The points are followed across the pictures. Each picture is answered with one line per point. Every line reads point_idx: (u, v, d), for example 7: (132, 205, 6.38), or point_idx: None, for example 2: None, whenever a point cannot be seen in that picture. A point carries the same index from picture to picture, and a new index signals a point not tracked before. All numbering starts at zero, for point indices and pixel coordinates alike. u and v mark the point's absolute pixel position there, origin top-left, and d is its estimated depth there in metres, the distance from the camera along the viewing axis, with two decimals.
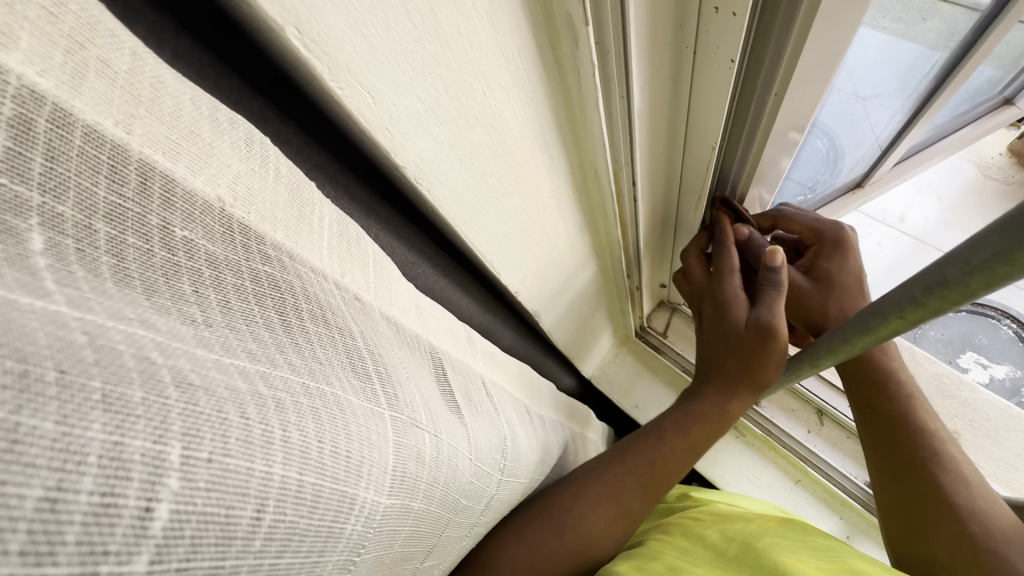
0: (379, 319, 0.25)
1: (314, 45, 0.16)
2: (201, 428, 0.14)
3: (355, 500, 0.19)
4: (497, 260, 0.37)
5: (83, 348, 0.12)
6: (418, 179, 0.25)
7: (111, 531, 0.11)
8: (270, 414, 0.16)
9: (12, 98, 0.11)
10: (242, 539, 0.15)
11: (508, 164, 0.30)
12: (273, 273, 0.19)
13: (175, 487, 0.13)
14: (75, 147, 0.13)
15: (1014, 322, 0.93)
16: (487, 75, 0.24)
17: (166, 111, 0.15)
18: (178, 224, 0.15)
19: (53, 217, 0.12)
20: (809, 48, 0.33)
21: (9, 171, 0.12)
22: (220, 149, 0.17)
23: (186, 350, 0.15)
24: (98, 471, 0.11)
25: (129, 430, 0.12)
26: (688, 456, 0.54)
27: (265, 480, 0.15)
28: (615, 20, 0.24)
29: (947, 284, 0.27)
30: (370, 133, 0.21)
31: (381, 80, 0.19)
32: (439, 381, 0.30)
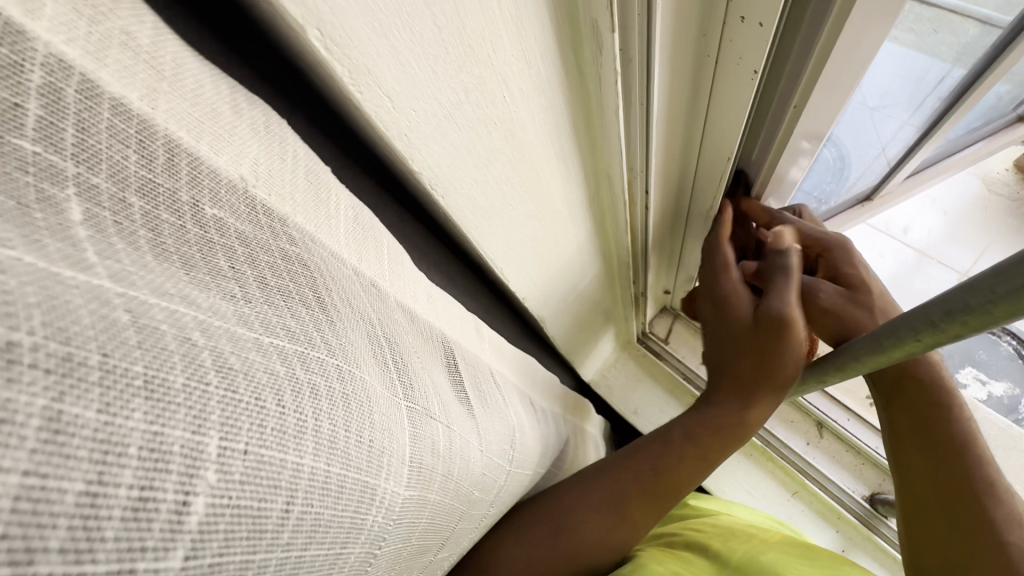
0: (393, 306, 0.24)
1: (336, 48, 0.16)
2: (239, 419, 0.13)
3: (375, 492, 0.18)
4: (507, 266, 0.36)
5: (126, 328, 0.11)
6: (433, 184, 0.24)
7: (148, 528, 0.11)
8: (304, 400, 0.15)
9: (41, 67, 0.11)
10: (271, 533, 0.14)
11: (525, 169, 0.29)
12: (300, 253, 0.18)
13: (211, 480, 0.12)
14: (104, 120, 0.12)
15: (1013, 339, 0.92)
16: (509, 80, 0.23)
17: (190, 91, 0.15)
18: (207, 201, 0.15)
19: (88, 189, 0.12)
20: (838, 54, 0.32)
21: (43, 141, 0.11)
22: (240, 131, 0.17)
23: (227, 329, 0.14)
24: (138, 463, 0.11)
25: (169, 420, 0.11)
26: (699, 467, 0.50)
27: (297, 471, 0.15)
28: (640, 27, 0.24)
29: (971, 312, 0.27)
30: (385, 138, 0.20)
31: (400, 84, 0.19)
32: (450, 372, 0.29)
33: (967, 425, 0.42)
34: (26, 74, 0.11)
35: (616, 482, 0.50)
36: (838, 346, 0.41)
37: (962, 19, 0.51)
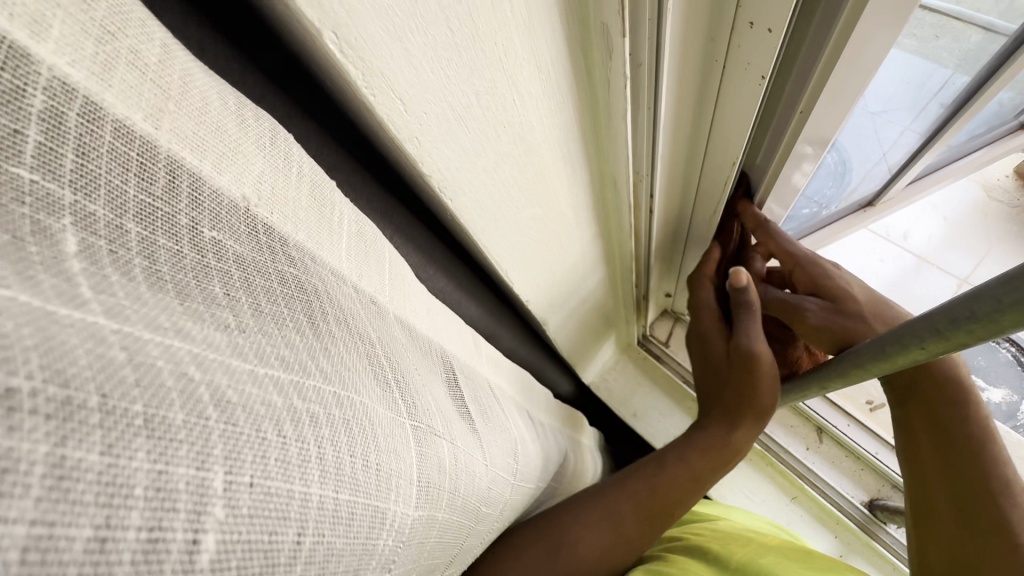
0: (392, 323, 0.24)
1: (351, 50, 0.16)
2: (242, 451, 0.13)
3: (386, 515, 0.18)
4: (512, 270, 0.36)
5: (123, 367, 0.11)
6: (441, 187, 0.24)
7: (159, 570, 0.11)
8: (307, 430, 0.15)
9: (44, 90, 0.11)
10: (284, 566, 0.14)
11: (532, 172, 0.29)
12: (298, 275, 0.18)
13: (220, 516, 0.12)
14: (105, 143, 0.12)
15: (1013, 345, 0.91)
16: (519, 84, 0.23)
17: (196, 107, 0.14)
18: (206, 224, 0.15)
19: (85, 217, 0.12)
20: (843, 60, 0.32)
21: (41, 168, 0.11)
22: (246, 149, 0.16)
23: (222, 363, 0.14)
24: (144, 504, 0.10)
25: (172, 458, 0.11)
26: (691, 487, 0.52)
27: (305, 502, 0.15)
28: (651, 27, 0.23)
29: (979, 321, 0.27)
30: (398, 140, 0.20)
31: (413, 88, 0.19)
32: (450, 386, 0.29)
33: (983, 424, 0.42)
34: (27, 100, 0.10)
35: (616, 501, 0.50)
36: (840, 353, 0.40)
37: (964, 25, 0.52)
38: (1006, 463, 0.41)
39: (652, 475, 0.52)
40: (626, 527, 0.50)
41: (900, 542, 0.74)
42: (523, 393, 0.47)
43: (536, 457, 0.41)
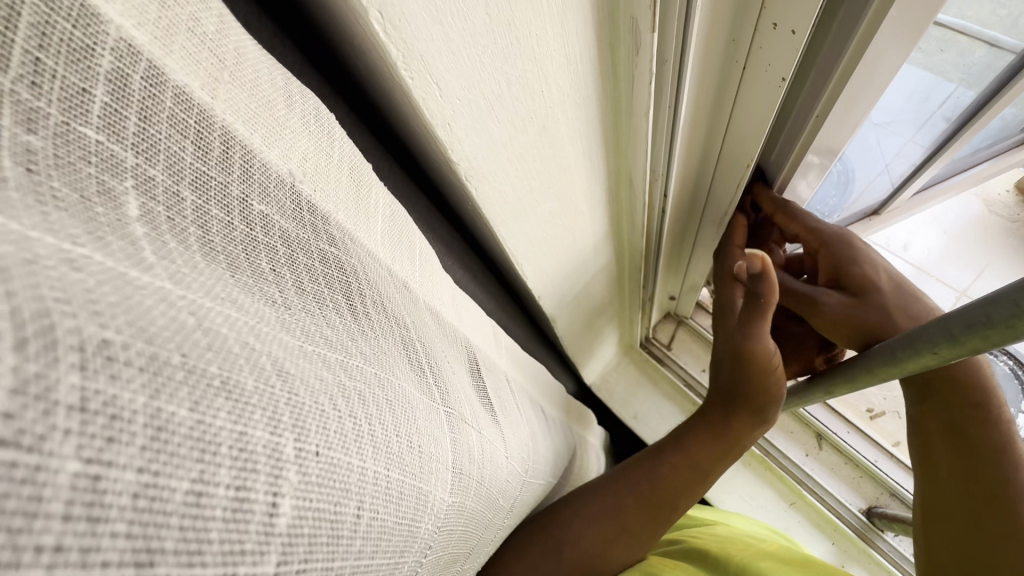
0: (423, 310, 0.25)
1: (393, 31, 0.16)
2: (307, 420, 0.13)
3: (427, 498, 0.19)
4: (527, 264, 0.37)
5: (195, 331, 0.11)
6: (467, 176, 0.24)
7: (246, 530, 0.11)
8: (355, 406, 0.16)
9: (112, 51, 0.11)
10: (347, 539, 0.14)
11: (555, 168, 0.30)
12: (338, 255, 0.18)
13: (294, 481, 0.12)
14: (166, 109, 0.12)
15: (1009, 358, 0.93)
16: (548, 76, 0.23)
17: (246, 78, 0.15)
18: (255, 198, 0.15)
19: (145, 181, 0.12)
20: (861, 67, 0.32)
21: (106, 129, 0.11)
22: (291, 125, 0.16)
23: (275, 334, 0.14)
24: (231, 463, 0.11)
25: (250, 421, 0.12)
26: (693, 479, 0.51)
27: (360, 478, 0.15)
28: (681, 16, 0.23)
29: (994, 326, 0.27)
30: (429, 125, 0.20)
31: (448, 72, 0.19)
32: (474, 379, 0.29)
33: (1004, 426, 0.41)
34: (97, 59, 0.11)
35: (612, 497, 0.50)
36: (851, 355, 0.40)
37: (970, 41, 0.51)
38: None
39: (652, 467, 0.52)
40: (626, 522, 0.49)
41: (898, 551, 0.74)
42: (536, 386, 0.48)
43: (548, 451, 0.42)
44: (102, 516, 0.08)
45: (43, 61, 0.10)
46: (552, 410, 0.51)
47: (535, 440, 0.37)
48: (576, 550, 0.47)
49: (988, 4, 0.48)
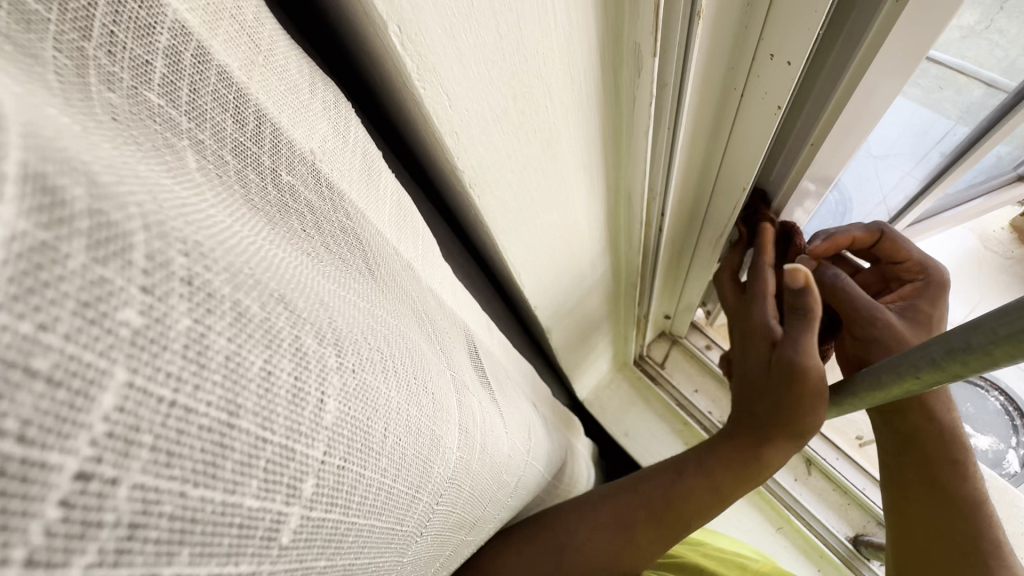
0: (425, 289, 0.26)
1: (410, 43, 0.17)
2: (344, 340, 0.15)
3: (441, 444, 0.20)
4: (524, 272, 0.37)
5: (252, 253, 0.13)
6: (472, 183, 0.25)
7: (302, 415, 0.13)
8: (381, 344, 0.17)
9: (169, 31, 0.12)
10: (375, 453, 0.16)
11: (557, 178, 0.31)
12: (354, 227, 0.20)
13: (338, 385, 0.14)
14: (211, 85, 0.14)
15: (1001, 395, 0.92)
16: (552, 93, 0.24)
17: (275, 63, 0.16)
18: (283, 168, 0.17)
19: (197, 143, 0.14)
20: (851, 105, 0.34)
21: (166, 95, 0.13)
22: (314, 109, 0.18)
23: (316, 278, 0.15)
24: (291, 355, 0.12)
25: (303, 330, 0.13)
26: (708, 496, 0.46)
27: (387, 406, 0.16)
28: (681, 38, 0.24)
29: (971, 352, 0.28)
30: (438, 134, 0.21)
31: (458, 84, 0.20)
32: (473, 358, 0.30)
33: (974, 485, 0.41)
34: (155, 36, 0.12)
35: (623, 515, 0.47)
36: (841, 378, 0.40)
37: (969, 80, 0.53)
38: (981, 491, 0.41)
39: (666, 484, 0.48)
40: (637, 533, 0.47)
41: None
42: (531, 385, 0.49)
43: (544, 445, 0.42)
44: (207, 363, 0.10)
45: (116, 35, 0.12)
46: (543, 407, 0.52)
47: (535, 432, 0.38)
48: (579, 558, 0.46)
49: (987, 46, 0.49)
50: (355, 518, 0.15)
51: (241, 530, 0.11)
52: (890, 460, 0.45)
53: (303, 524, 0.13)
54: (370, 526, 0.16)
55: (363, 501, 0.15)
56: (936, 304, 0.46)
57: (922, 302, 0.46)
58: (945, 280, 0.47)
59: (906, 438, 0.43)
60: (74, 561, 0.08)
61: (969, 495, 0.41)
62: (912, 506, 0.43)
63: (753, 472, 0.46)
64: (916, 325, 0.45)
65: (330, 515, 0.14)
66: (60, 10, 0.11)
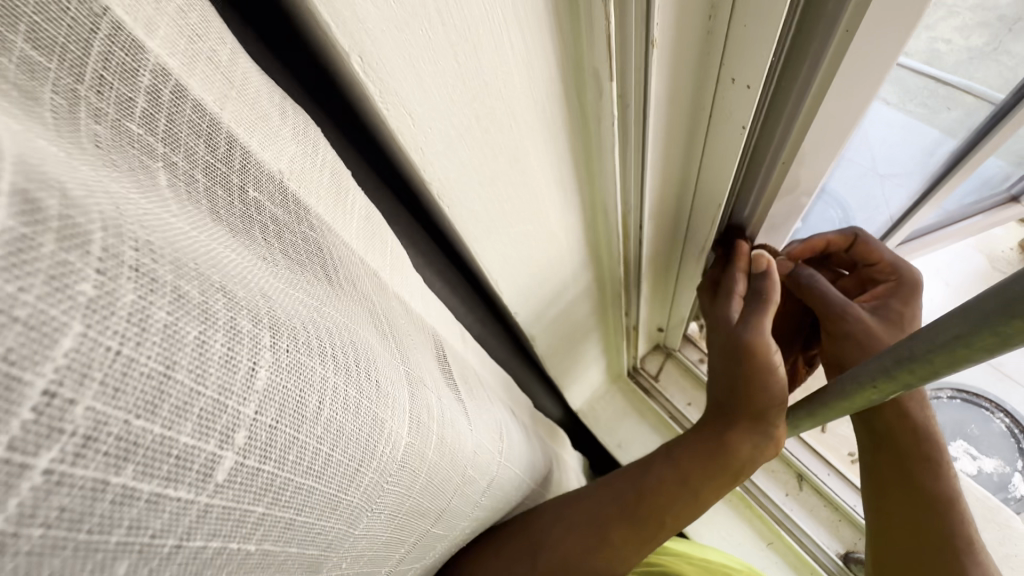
0: (391, 297, 0.28)
1: (370, 69, 0.19)
2: (281, 325, 0.16)
3: (384, 426, 0.21)
4: (502, 280, 0.39)
5: (200, 254, 0.15)
6: (441, 195, 0.28)
7: (234, 379, 0.14)
8: (324, 333, 0.18)
9: (150, 74, 0.15)
10: (308, 422, 0.17)
11: (524, 194, 0.33)
12: (315, 238, 0.22)
13: (271, 358, 0.15)
14: (186, 115, 0.16)
15: (1007, 417, 0.99)
16: (516, 113, 0.26)
17: (249, 95, 0.19)
18: (250, 185, 0.19)
19: (170, 165, 0.16)
20: (817, 124, 0.36)
21: (146, 125, 0.15)
22: (284, 133, 0.21)
23: (267, 276, 0.18)
24: (226, 333, 0.14)
25: (240, 313, 0.15)
26: (680, 490, 0.48)
27: (325, 382, 0.18)
28: (637, 65, 0.27)
29: (915, 360, 0.29)
30: (405, 149, 0.24)
31: (422, 106, 0.22)
32: (440, 360, 0.32)
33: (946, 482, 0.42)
34: (138, 78, 0.15)
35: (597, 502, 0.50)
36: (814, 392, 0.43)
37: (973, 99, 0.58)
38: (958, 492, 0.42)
39: (639, 478, 0.51)
40: (610, 527, 0.48)
41: None
42: (509, 391, 0.51)
43: (521, 447, 0.44)
44: (148, 325, 0.12)
45: (105, 78, 0.14)
46: (524, 415, 0.53)
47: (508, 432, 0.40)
48: (554, 554, 0.47)
49: (994, 66, 0.55)
50: (291, 475, 0.17)
51: (177, 462, 0.13)
52: (872, 459, 0.46)
53: (237, 467, 0.15)
54: (308, 488, 0.18)
55: (298, 462, 0.17)
56: (906, 302, 0.49)
57: (893, 301, 0.49)
58: (917, 282, 0.49)
59: (889, 439, 0.44)
60: (43, 454, 0.10)
61: (945, 495, 0.42)
62: (892, 504, 0.44)
63: (721, 467, 0.47)
64: (888, 323, 0.48)
65: (262, 466, 0.16)
66: (60, 60, 0.13)
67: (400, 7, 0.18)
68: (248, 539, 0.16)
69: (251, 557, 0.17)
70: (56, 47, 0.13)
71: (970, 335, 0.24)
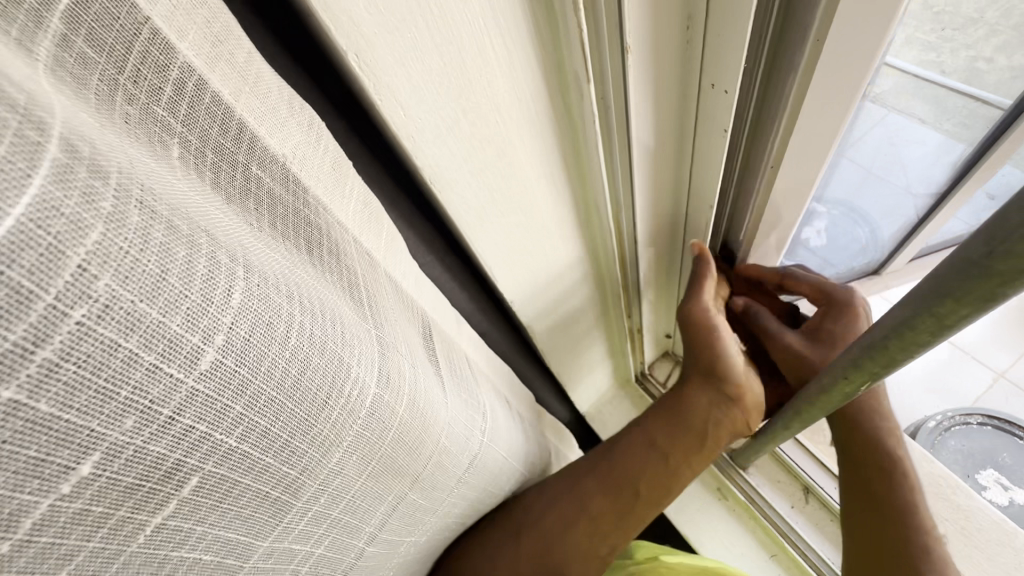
0: (382, 273, 0.32)
1: (366, 66, 0.23)
2: (253, 265, 0.20)
3: (348, 369, 0.24)
4: (496, 267, 0.43)
5: (192, 208, 0.18)
6: (431, 179, 0.31)
7: (213, 292, 0.17)
8: (292, 284, 0.22)
9: (179, 70, 0.19)
10: (275, 345, 0.20)
11: (514, 184, 0.36)
12: (309, 216, 0.26)
13: (244, 286, 0.19)
14: (205, 106, 0.20)
15: None
16: (500, 107, 0.29)
17: (262, 91, 0.23)
18: (254, 164, 0.23)
19: (185, 143, 0.20)
20: (803, 120, 0.38)
21: (170, 109, 0.19)
22: (292, 123, 0.25)
23: (247, 235, 0.21)
24: (207, 259, 0.17)
25: (219, 249, 0.18)
26: (651, 455, 0.53)
27: (292, 318, 0.21)
28: (614, 69, 0.29)
29: (876, 350, 0.31)
30: (398, 136, 0.27)
31: (413, 99, 0.26)
32: (425, 338, 0.35)
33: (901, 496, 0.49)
34: (168, 74, 0.18)
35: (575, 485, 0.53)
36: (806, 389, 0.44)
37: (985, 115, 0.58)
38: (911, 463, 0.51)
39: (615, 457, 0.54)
40: (591, 503, 0.51)
41: None
42: (502, 377, 0.54)
43: (512, 428, 0.47)
44: (150, 236, 0.15)
45: (141, 71, 0.18)
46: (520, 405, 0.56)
47: (494, 411, 0.43)
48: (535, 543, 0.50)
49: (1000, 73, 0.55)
50: (262, 386, 0.20)
51: (165, 349, 0.17)
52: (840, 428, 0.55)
53: (216, 363, 0.18)
54: (280, 405, 0.21)
55: (270, 378, 0.20)
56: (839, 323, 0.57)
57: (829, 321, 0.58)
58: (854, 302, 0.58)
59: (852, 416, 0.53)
60: (78, 309, 0.14)
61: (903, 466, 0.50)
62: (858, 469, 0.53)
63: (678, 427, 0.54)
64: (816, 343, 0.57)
65: (239, 368, 0.19)
66: (107, 54, 0.17)
67: (390, 15, 0.22)
68: (228, 432, 0.20)
69: (231, 450, 0.20)
70: (107, 43, 0.16)
71: (915, 318, 0.26)
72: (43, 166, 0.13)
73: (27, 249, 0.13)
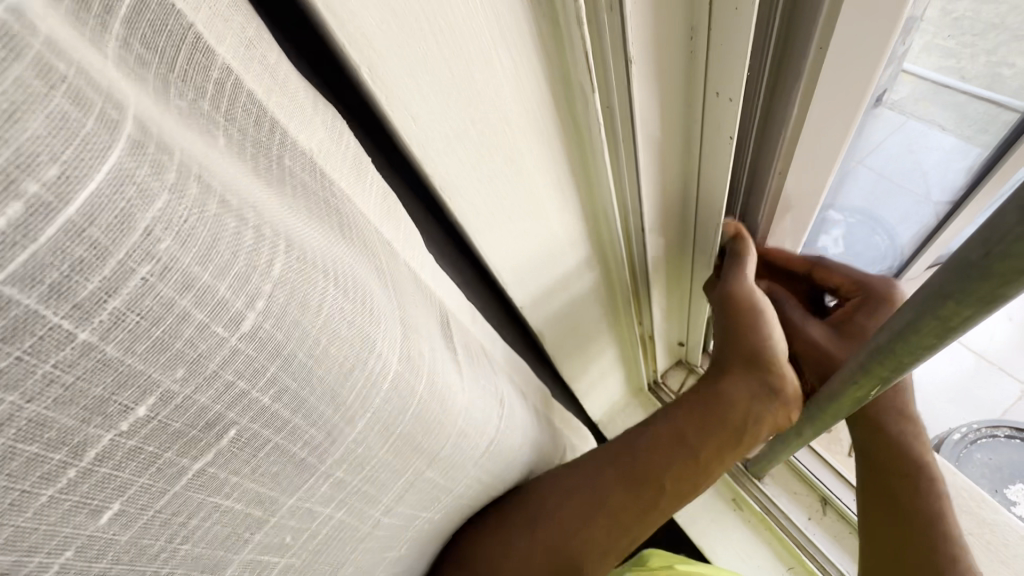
0: (402, 263, 0.32)
1: (377, 78, 0.24)
2: (296, 242, 0.21)
3: (372, 348, 0.25)
4: (507, 273, 0.44)
5: (244, 188, 0.20)
6: (442, 188, 0.32)
7: (257, 262, 0.19)
8: (331, 260, 0.23)
9: (221, 71, 0.20)
10: (310, 316, 0.21)
11: (523, 189, 0.36)
12: (341, 203, 0.27)
13: (285, 259, 0.20)
14: (242, 103, 0.21)
15: None
16: (508, 118, 0.31)
17: (289, 90, 0.24)
18: (287, 156, 0.24)
19: (230, 136, 0.21)
20: (811, 121, 0.38)
21: (215, 105, 0.20)
22: (315, 121, 0.26)
23: (294, 216, 0.22)
24: (254, 233, 0.18)
25: (265, 224, 0.19)
26: (676, 443, 0.52)
27: (322, 295, 0.22)
28: (618, 81, 0.30)
29: (883, 353, 0.31)
30: (410, 147, 0.29)
31: (423, 111, 0.27)
32: (444, 329, 0.36)
33: (936, 503, 0.48)
34: (211, 72, 0.20)
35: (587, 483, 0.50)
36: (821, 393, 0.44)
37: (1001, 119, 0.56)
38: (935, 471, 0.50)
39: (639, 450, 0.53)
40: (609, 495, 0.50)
41: None
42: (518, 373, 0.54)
43: (524, 423, 0.46)
44: (206, 207, 0.17)
45: (189, 71, 0.19)
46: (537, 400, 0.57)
47: (510, 407, 0.43)
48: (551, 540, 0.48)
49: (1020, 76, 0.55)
50: (295, 352, 0.21)
51: (213, 310, 0.17)
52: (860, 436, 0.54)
53: (256, 327, 0.19)
54: (312, 369, 0.22)
55: (303, 344, 0.21)
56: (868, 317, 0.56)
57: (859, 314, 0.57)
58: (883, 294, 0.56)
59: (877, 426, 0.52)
60: (143, 266, 0.15)
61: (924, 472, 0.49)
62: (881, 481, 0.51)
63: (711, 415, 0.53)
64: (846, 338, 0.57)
65: (274, 335, 0.20)
66: (161, 55, 0.18)
67: (399, 28, 0.23)
68: (263, 392, 0.20)
69: (266, 410, 0.21)
70: (159, 45, 0.18)
71: (919, 320, 0.26)
72: (122, 141, 0.15)
73: (103, 212, 0.14)
